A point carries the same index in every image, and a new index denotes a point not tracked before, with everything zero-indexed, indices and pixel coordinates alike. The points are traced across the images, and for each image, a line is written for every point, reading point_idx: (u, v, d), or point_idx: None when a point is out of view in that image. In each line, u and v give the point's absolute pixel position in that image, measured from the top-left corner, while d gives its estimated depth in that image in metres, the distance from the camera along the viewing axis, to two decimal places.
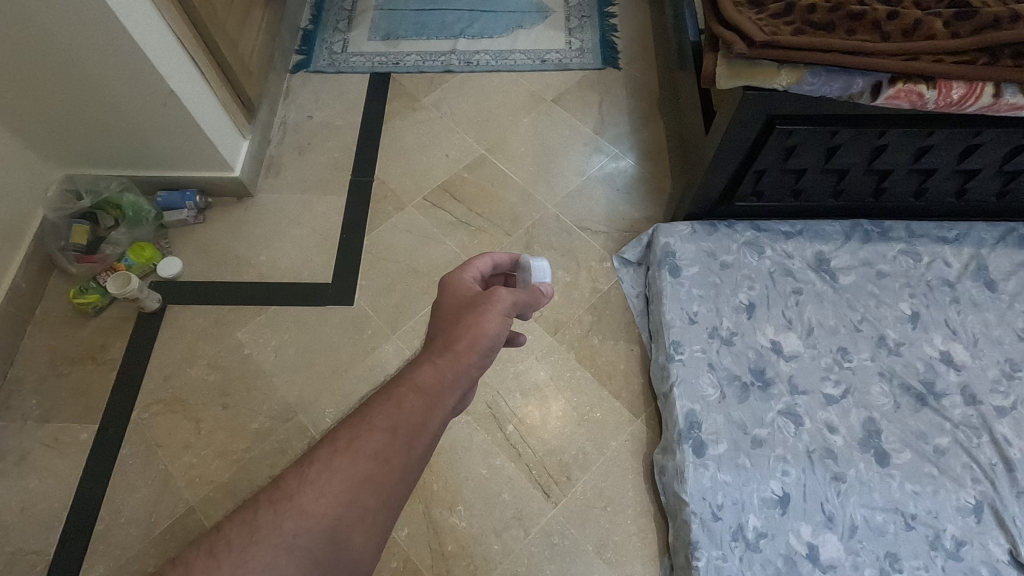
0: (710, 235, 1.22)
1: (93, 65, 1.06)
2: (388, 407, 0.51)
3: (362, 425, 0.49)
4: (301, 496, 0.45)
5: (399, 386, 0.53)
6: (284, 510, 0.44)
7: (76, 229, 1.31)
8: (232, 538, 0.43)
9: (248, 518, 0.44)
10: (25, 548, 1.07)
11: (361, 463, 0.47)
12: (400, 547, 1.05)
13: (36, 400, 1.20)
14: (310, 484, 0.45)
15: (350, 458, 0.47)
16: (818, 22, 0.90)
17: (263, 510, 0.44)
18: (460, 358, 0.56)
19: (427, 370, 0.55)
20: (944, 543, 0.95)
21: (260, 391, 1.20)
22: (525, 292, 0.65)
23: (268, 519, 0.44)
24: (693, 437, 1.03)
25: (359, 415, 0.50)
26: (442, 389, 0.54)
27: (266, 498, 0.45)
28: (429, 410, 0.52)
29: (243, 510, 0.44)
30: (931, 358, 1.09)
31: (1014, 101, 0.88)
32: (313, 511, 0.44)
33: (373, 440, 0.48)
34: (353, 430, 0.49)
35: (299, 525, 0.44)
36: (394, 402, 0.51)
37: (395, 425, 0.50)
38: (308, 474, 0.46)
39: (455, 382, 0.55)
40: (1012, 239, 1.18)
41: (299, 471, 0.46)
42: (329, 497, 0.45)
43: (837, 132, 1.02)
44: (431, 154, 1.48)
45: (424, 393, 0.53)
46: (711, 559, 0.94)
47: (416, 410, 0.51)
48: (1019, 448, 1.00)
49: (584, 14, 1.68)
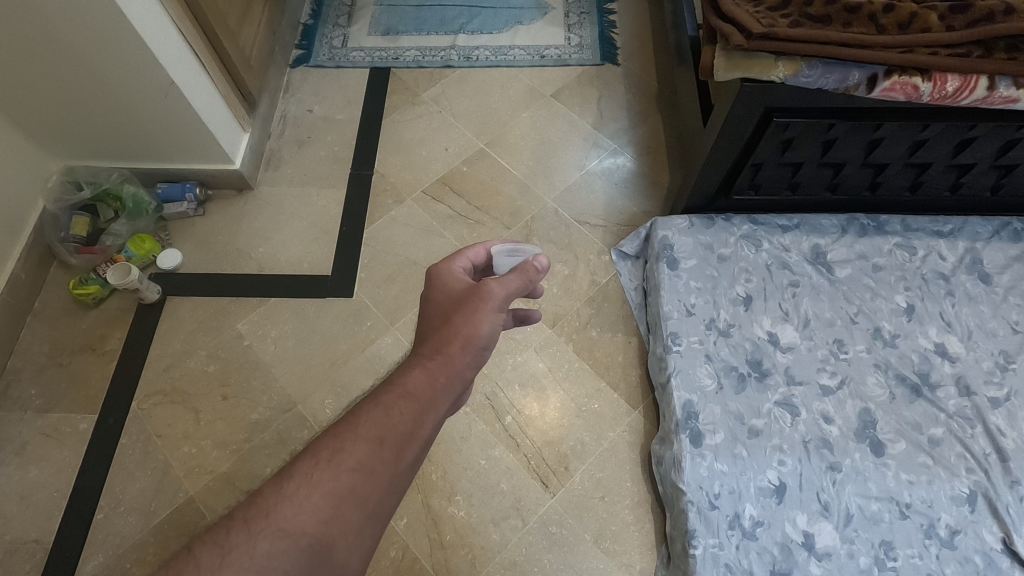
0: (709, 228, 1.23)
1: (94, 59, 1.07)
2: (375, 416, 0.54)
3: (347, 435, 0.53)
4: (277, 513, 0.48)
5: (388, 393, 0.56)
6: (260, 529, 0.47)
7: (76, 221, 1.31)
8: (201, 563, 0.45)
9: (221, 539, 0.46)
10: (25, 536, 1.07)
11: (343, 476, 0.50)
12: (399, 536, 1.06)
13: (35, 390, 1.20)
14: (289, 500, 0.48)
15: (331, 472, 0.50)
16: (815, 15, 0.90)
17: (237, 529, 0.47)
18: (452, 361, 0.59)
19: (419, 375, 0.58)
20: (938, 532, 0.96)
21: (260, 381, 1.21)
22: (517, 274, 0.65)
23: (241, 540, 0.46)
24: (690, 427, 1.04)
25: (343, 426, 0.53)
26: (432, 394, 0.57)
27: (241, 516, 0.48)
28: (419, 417, 0.55)
29: (217, 531, 0.47)
30: (926, 350, 1.10)
31: (1008, 94, 0.89)
32: (289, 528, 0.47)
33: (356, 451, 0.52)
34: (335, 443, 0.52)
35: (273, 545, 0.46)
36: (382, 410, 0.55)
37: (382, 435, 0.53)
38: (287, 490, 0.49)
39: (448, 385, 0.58)
40: (1006, 233, 1.19)
41: (277, 487, 0.49)
42: (308, 513, 0.48)
43: (833, 125, 1.03)
44: (430, 148, 1.48)
45: (412, 400, 0.56)
46: (707, 547, 0.95)
47: (406, 417, 0.54)
48: (1012, 438, 1.01)
49: (584, 10, 1.69)
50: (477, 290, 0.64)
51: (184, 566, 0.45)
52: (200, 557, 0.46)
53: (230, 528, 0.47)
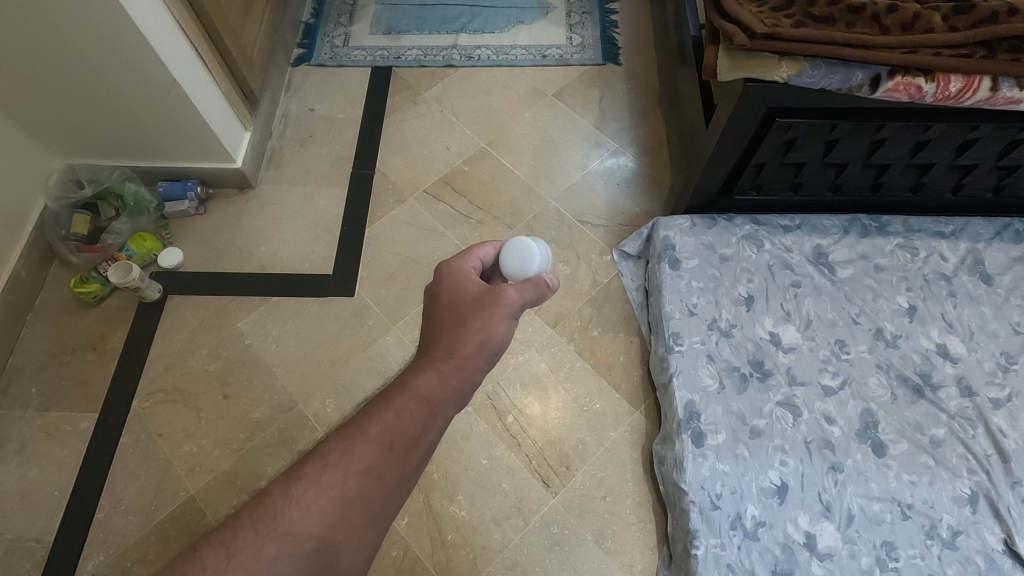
0: (711, 228, 1.23)
1: (98, 59, 1.07)
2: (386, 419, 0.54)
3: (357, 438, 0.52)
4: (284, 516, 0.48)
5: (399, 395, 0.56)
6: (268, 532, 0.47)
7: (76, 219, 1.31)
8: (206, 563, 0.45)
9: (228, 540, 0.46)
10: (25, 535, 1.07)
11: (351, 480, 0.50)
12: (400, 536, 1.06)
13: (36, 389, 1.20)
14: (296, 502, 0.48)
15: (339, 475, 0.50)
16: (817, 15, 0.90)
17: (243, 530, 0.47)
18: (464, 365, 0.59)
19: (430, 378, 0.58)
20: (940, 533, 0.96)
21: (261, 380, 1.20)
22: (534, 285, 0.67)
23: (248, 542, 0.46)
24: (692, 427, 1.04)
25: (353, 427, 0.53)
26: (443, 398, 0.57)
27: (247, 517, 0.48)
28: (429, 421, 0.55)
29: (224, 530, 0.47)
30: (928, 350, 1.10)
31: (1011, 95, 0.89)
32: (296, 531, 0.47)
33: (365, 455, 0.51)
34: (345, 445, 0.52)
35: (279, 548, 0.46)
36: (394, 412, 0.54)
37: (391, 439, 0.53)
38: (294, 492, 0.49)
39: (459, 390, 0.58)
40: (1008, 234, 1.19)
41: (283, 488, 0.49)
42: (316, 517, 0.48)
43: (836, 125, 1.03)
44: (431, 147, 1.48)
45: (424, 403, 0.56)
46: (709, 547, 0.95)
47: (416, 421, 0.54)
48: (1014, 439, 1.01)
49: (585, 10, 1.69)
50: (494, 293, 0.64)
51: (189, 567, 0.45)
52: (206, 556, 0.46)
53: (238, 529, 0.47)
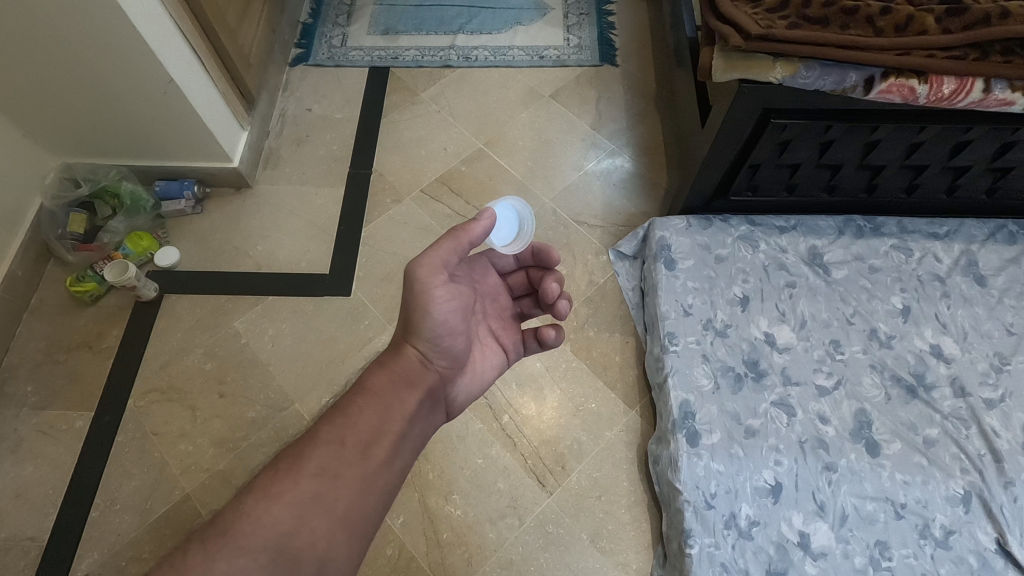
0: (706, 229, 1.23)
1: (92, 57, 1.06)
2: (334, 424, 0.62)
3: (307, 446, 0.59)
4: (235, 530, 0.52)
5: (348, 400, 0.65)
6: (219, 548, 0.50)
7: (74, 218, 1.32)
8: None
9: (177, 563, 0.49)
10: (20, 533, 1.07)
11: (306, 483, 0.56)
12: (396, 535, 1.06)
13: (31, 387, 1.20)
14: (248, 516, 0.53)
15: (292, 481, 0.56)
16: (813, 16, 0.91)
17: (195, 549, 0.50)
18: (406, 360, 0.70)
19: (376, 378, 0.67)
20: (933, 532, 0.97)
21: (257, 379, 1.21)
22: (448, 239, 0.67)
23: (198, 561, 0.49)
24: (687, 427, 1.04)
25: (306, 437, 0.61)
26: (391, 393, 0.66)
27: (199, 538, 0.51)
28: (381, 418, 0.64)
29: (174, 555, 0.49)
30: (921, 351, 1.11)
31: (1003, 97, 0.89)
32: (248, 543, 0.51)
33: (319, 458, 0.58)
34: (296, 453, 0.59)
35: (231, 561, 0.50)
36: (341, 417, 0.63)
37: (343, 439, 0.61)
38: (246, 506, 0.54)
39: (405, 384, 0.68)
40: (1001, 236, 1.20)
41: (235, 506, 0.54)
42: (270, 525, 0.53)
43: (830, 126, 1.03)
44: (429, 148, 1.48)
45: (371, 402, 0.65)
46: (703, 546, 0.96)
47: (365, 420, 0.63)
48: (1007, 439, 1.02)
49: (583, 11, 1.70)
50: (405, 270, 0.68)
51: None
52: None
53: (187, 551, 0.50)
